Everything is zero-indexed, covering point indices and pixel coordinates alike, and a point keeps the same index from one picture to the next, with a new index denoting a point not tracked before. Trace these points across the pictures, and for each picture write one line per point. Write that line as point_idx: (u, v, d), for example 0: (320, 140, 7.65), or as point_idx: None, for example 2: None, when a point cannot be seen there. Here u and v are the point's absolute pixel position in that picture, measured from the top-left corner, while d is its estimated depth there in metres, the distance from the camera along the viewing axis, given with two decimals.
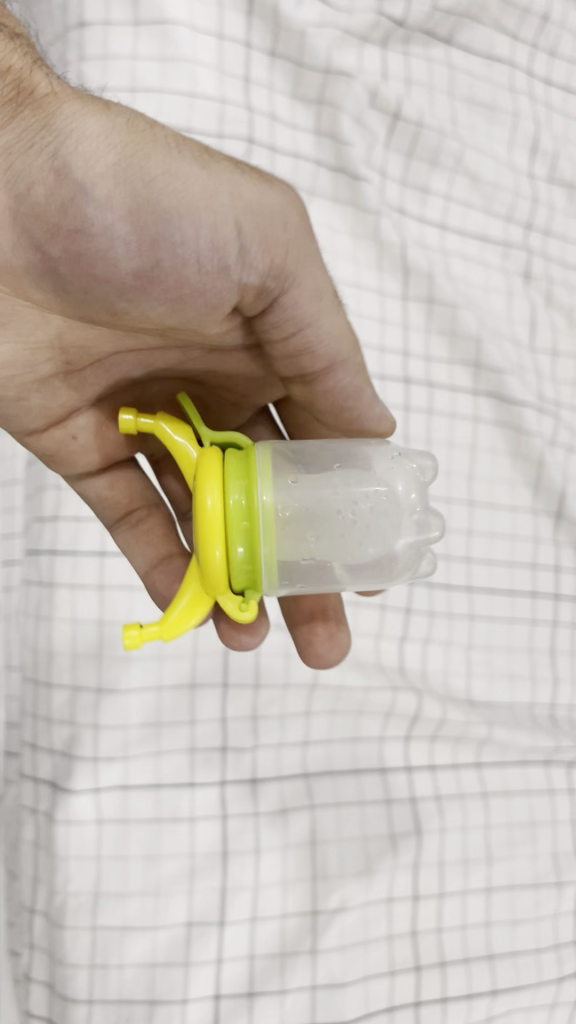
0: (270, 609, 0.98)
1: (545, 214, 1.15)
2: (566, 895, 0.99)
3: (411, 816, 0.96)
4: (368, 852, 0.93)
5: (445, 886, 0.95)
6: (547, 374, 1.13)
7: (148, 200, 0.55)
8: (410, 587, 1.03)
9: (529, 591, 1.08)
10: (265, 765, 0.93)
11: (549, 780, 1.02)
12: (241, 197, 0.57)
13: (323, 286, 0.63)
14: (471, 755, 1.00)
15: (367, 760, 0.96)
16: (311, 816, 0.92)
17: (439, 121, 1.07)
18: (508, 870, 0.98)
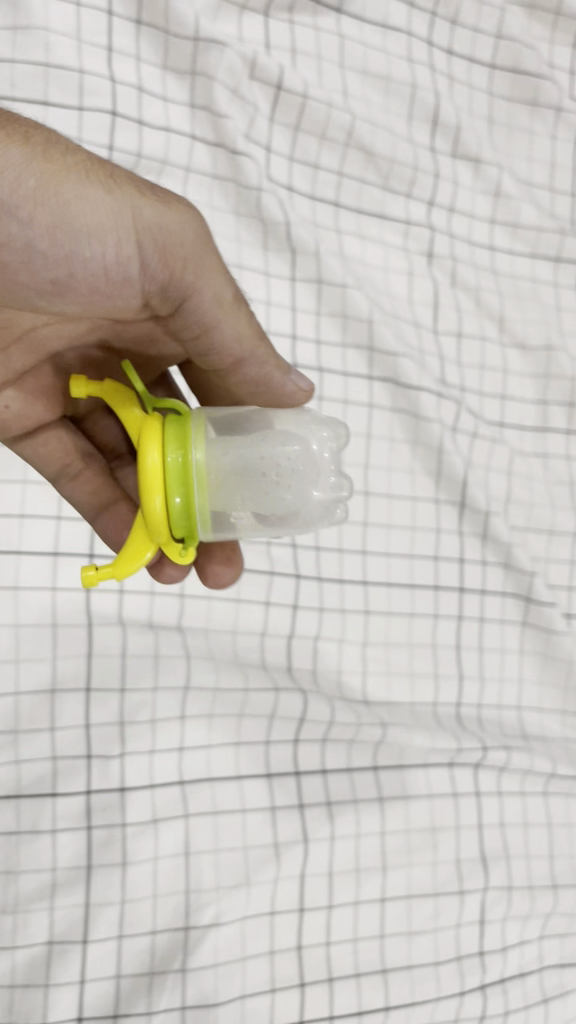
0: (139, 608, 0.91)
1: (448, 191, 1.10)
2: (469, 905, 0.97)
3: (300, 824, 0.91)
4: (247, 863, 0.88)
5: (333, 897, 0.91)
6: (451, 358, 1.09)
7: (62, 224, 0.63)
8: (296, 582, 0.97)
9: (432, 585, 1.04)
10: (135, 774, 0.86)
11: (453, 782, 1.00)
12: (142, 217, 0.64)
13: (223, 290, 0.69)
14: (368, 757, 0.96)
15: (250, 766, 0.91)
16: (185, 825, 0.87)
17: (328, 92, 1.02)
18: (406, 878, 0.95)
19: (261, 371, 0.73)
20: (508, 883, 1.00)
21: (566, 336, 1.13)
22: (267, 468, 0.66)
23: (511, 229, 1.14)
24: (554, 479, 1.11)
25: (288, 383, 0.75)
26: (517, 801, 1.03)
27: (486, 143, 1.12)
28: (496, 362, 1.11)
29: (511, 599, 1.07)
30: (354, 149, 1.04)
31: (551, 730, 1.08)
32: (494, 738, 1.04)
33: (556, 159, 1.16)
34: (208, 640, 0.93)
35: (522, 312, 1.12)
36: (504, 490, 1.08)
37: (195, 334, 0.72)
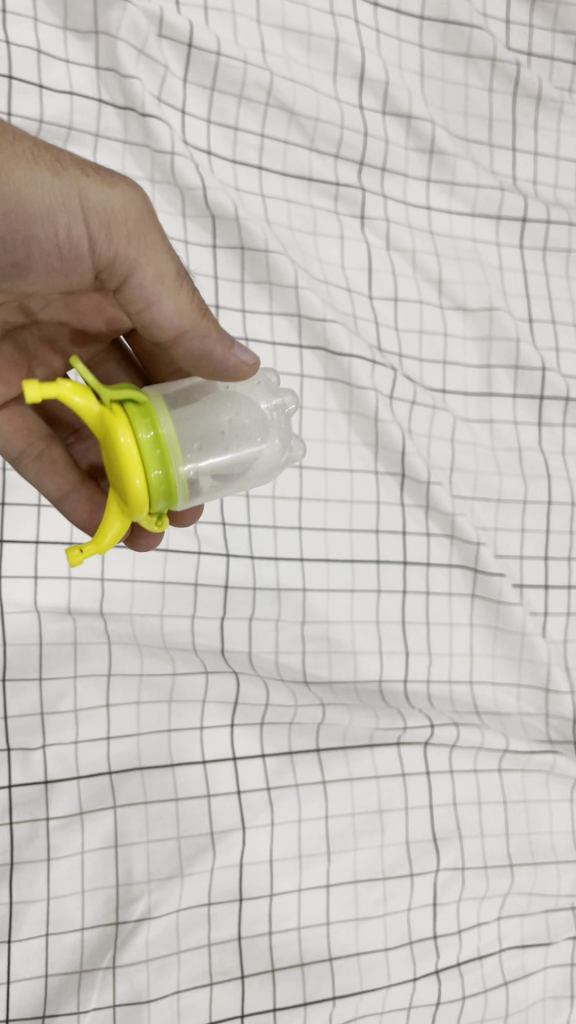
0: (59, 595, 0.86)
1: (380, 150, 1.06)
2: (420, 887, 0.94)
3: (236, 810, 0.89)
4: (181, 854, 0.85)
5: (275, 885, 0.88)
6: (389, 323, 1.05)
7: (13, 207, 0.60)
8: (226, 561, 0.93)
9: (374, 559, 1.00)
10: (58, 765, 0.83)
11: (401, 762, 0.96)
12: (89, 198, 0.61)
13: (165, 266, 0.64)
14: (311, 739, 0.93)
15: (183, 753, 0.87)
16: (114, 817, 0.83)
17: (244, 50, 0.98)
18: (352, 863, 0.92)
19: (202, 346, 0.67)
20: (462, 864, 0.97)
21: (506, 297, 1.10)
22: (222, 426, 0.65)
23: (448, 188, 1.10)
24: (501, 445, 1.08)
25: (235, 357, 0.67)
26: (470, 779, 1.00)
27: (416, 99, 1.08)
28: (436, 326, 1.07)
29: (458, 571, 1.04)
30: (274, 108, 1.00)
31: (506, 704, 1.05)
32: (442, 714, 1.01)
33: (493, 114, 1.13)
34: (132, 625, 0.88)
35: (462, 273, 1.08)
36: (448, 458, 1.05)
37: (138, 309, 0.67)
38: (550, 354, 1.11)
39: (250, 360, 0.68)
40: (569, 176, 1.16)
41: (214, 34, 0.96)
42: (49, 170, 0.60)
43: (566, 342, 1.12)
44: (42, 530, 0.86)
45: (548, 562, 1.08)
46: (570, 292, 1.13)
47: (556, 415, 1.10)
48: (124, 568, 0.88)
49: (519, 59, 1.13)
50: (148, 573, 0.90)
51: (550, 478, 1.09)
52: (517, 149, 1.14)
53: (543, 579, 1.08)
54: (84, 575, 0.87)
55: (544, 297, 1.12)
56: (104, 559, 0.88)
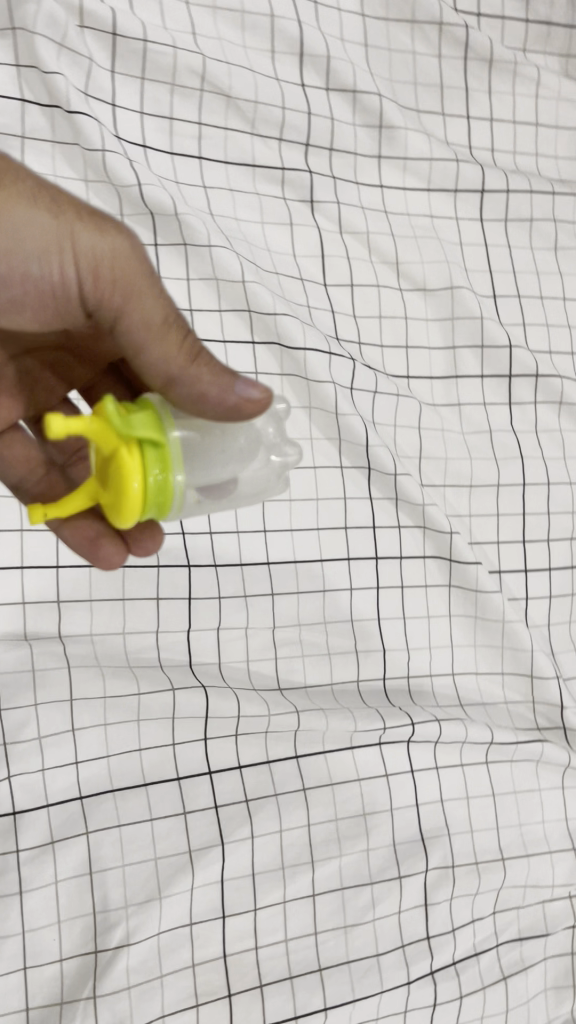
0: (17, 620, 0.84)
1: (326, 128, 1.02)
2: (410, 889, 0.92)
3: (214, 826, 0.87)
4: (158, 875, 0.83)
5: (260, 899, 0.86)
6: (346, 310, 1.01)
7: (2, 245, 0.57)
8: (188, 572, 0.90)
9: (344, 556, 0.97)
10: (26, 794, 0.81)
11: (383, 762, 0.95)
12: (80, 239, 0.57)
13: (157, 314, 0.58)
14: (289, 747, 0.91)
15: (154, 771, 0.86)
16: (87, 843, 0.82)
17: (173, 35, 0.93)
18: (338, 870, 0.90)
19: (191, 395, 0.58)
20: (452, 862, 0.95)
21: (468, 274, 1.06)
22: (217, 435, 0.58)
23: (401, 164, 1.06)
24: (471, 428, 1.05)
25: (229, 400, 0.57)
26: (457, 773, 0.98)
27: (360, 72, 1.04)
28: (396, 309, 1.03)
29: (433, 561, 1.01)
30: (209, 94, 0.96)
31: (491, 693, 1.03)
32: (424, 710, 0.98)
33: (444, 81, 1.08)
34: (93, 647, 0.86)
35: (420, 253, 1.05)
36: (416, 446, 1.02)
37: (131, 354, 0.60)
38: (517, 330, 1.07)
39: (260, 391, 0.57)
40: (527, 141, 1.12)
41: (139, 20, 0.91)
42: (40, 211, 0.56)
43: (533, 316, 1.08)
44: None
45: (526, 545, 1.05)
46: (534, 264, 1.09)
47: (527, 393, 1.06)
48: (80, 589, 0.86)
49: (468, 22, 1.08)
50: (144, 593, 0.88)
51: (523, 459, 1.05)
52: (471, 117, 1.09)
53: (522, 563, 1.05)
54: (39, 598, 0.84)
55: (508, 271, 1.08)
56: (58, 582, 0.85)
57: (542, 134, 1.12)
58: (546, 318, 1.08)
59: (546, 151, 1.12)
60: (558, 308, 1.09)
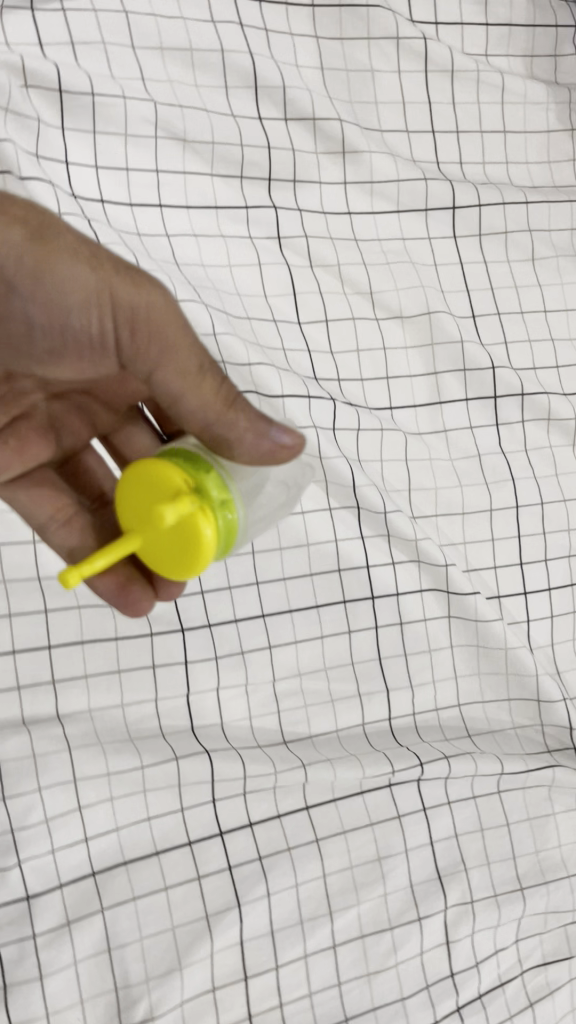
0: (15, 705, 0.82)
1: (288, 161, 0.99)
2: (430, 929, 0.92)
3: (229, 888, 0.86)
4: (178, 944, 0.83)
5: (280, 956, 0.86)
6: (323, 347, 0.99)
7: (53, 298, 0.60)
8: (181, 635, 0.89)
9: (340, 600, 0.96)
10: (38, 877, 0.80)
11: (395, 804, 0.94)
12: (118, 296, 0.59)
13: (191, 366, 0.60)
14: (298, 799, 0.90)
15: (165, 838, 0.86)
16: (103, 919, 0.82)
17: (122, 85, 0.91)
18: (357, 917, 0.90)
19: (226, 438, 0.61)
20: (471, 897, 0.95)
21: (445, 295, 1.04)
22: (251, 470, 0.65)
23: (368, 188, 1.03)
24: (459, 454, 1.03)
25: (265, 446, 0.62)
26: (469, 807, 0.97)
27: (319, 96, 1.00)
28: (373, 341, 1.01)
29: (431, 594, 0.99)
30: (164, 140, 0.94)
31: (498, 720, 1.02)
32: (431, 748, 0.97)
33: (406, 97, 1.05)
34: (93, 724, 0.84)
35: (394, 280, 1.02)
36: (404, 480, 1.00)
37: (165, 401, 0.63)
38: (499, 349, 1.04)
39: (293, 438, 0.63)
40: (497, 149, 1.08)
41: (85, 73, 0.89)
42: (85, 266, 0.59)
43: (515, 333, 1.05)
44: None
45: (524, 568, 1.04)
46: (512, 277, 1.06)
47: (513, 413, 1.04)
48: (75, 667, 0.84)
49: (426, 33, 1.04)
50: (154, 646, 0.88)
51: (514, 481, 1.04)
52: (437, 131, 1.06)
53: (521, 587, 1.03)
54: (34, 682, 0.83)
55: (485, 288, 1.05)
56: (52, 663, 0.83)
57: (512, 140, 1.09)
58: (528, 333, 1.06)
59: (518, 157, 1.09)
60: (539, 321, 1.06)
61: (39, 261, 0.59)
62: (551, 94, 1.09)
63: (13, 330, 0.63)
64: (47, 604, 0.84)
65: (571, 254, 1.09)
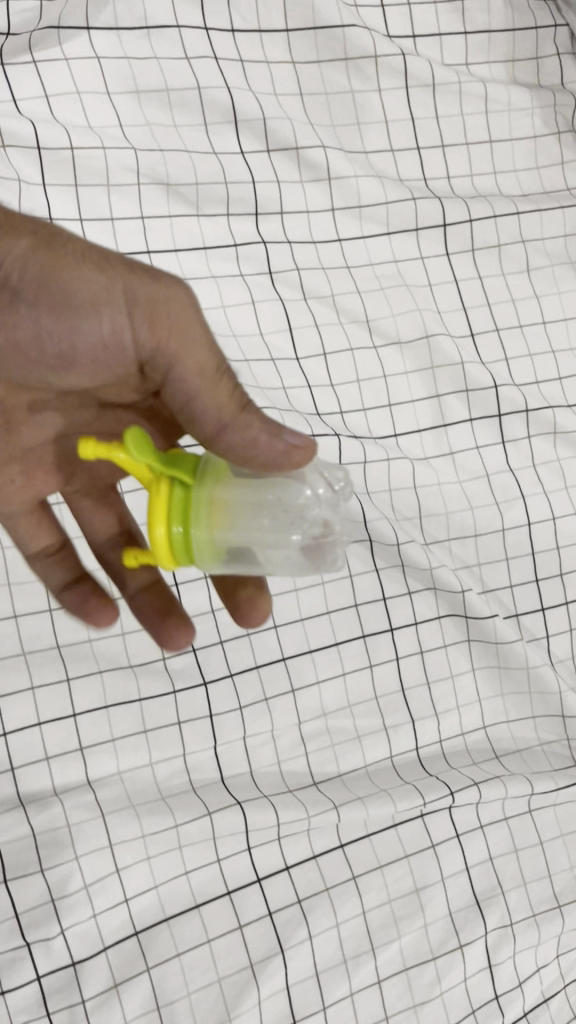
0: (47, 775, 0.83)
1: (274, 193, 0.98)
2: (472, 955, 0.92)
3: (272, 934, 0.87)
4: (225, 995, 0.83)
5: (327, 996, 0.87)
6: (323, 381, 0.98)
7: (65, 303, 0.61)
8: (205, 688, 0.89)
9: (359, 635, 0.96)
10: (82, 942, 0.81)
11: (428, 833, 0.95)
12: (134, 290, 0.60)
13: (207, 361, 0.61)
14: (333, 837, 0.91)
15: (205, 890, 0.86)
16: (150, 979, 0.82)
17: (100, 138, 0.90)
18: (398, 951, 0.91)
19: (242, 439, 0.59)
20: (510, 920, 0.95)
21: (441, 316, 1.03)
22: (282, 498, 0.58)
23: (357, 212, 1.01)
24: (467, 476, 1.02)
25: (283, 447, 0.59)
26: (502, 829, 0.98)
27: (300, 124, 0.99)
28: (373, 370, 1.00)
29: (449, 620, 0.99)
30: (147, 185, 0.93)
31: (525, 738, 1.01)
32: (460, 774, 0.96)
33: (388, 115, 1.02)
34: (124, 786, 0.85)
35: (389, 305, 1.01)
36: (414, 507, 0.99)
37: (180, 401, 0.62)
38: (501, 366, 1.03)
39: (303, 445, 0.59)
40: (484, 160, 1.06)
41: (62, 127, 0.89)
42: (96, 268, 0.61)
43: (514, 348, 1.04)
44: (7, 720, 0.82)
45: (541, 584, 1.02)
46: (508, 291, 1.05)
47: (519, 429, 1.03)
48: (101, 732, 0.85)
49: (404, 47, 1.02)
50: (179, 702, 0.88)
51: (524, 497, 1.02)
52: (421, 147, 1.04)
53: (539, 603, 1.02)
54: (64, 750, 0.84)
55: (482, 304, 1.04)
56: (78, 730, 0.84)
57: (499, 149, 1.06)
58: (528, 347, 1.04)
59: (506, 165, 1.07)
60: (538, 333, 1.05)
61: (49, 269, 0.61)
62: (537, 97, 1.07)
63: (23, 345, 0.63)
64: (69, 673, 0.85)
65: (567, 261, 1.07)
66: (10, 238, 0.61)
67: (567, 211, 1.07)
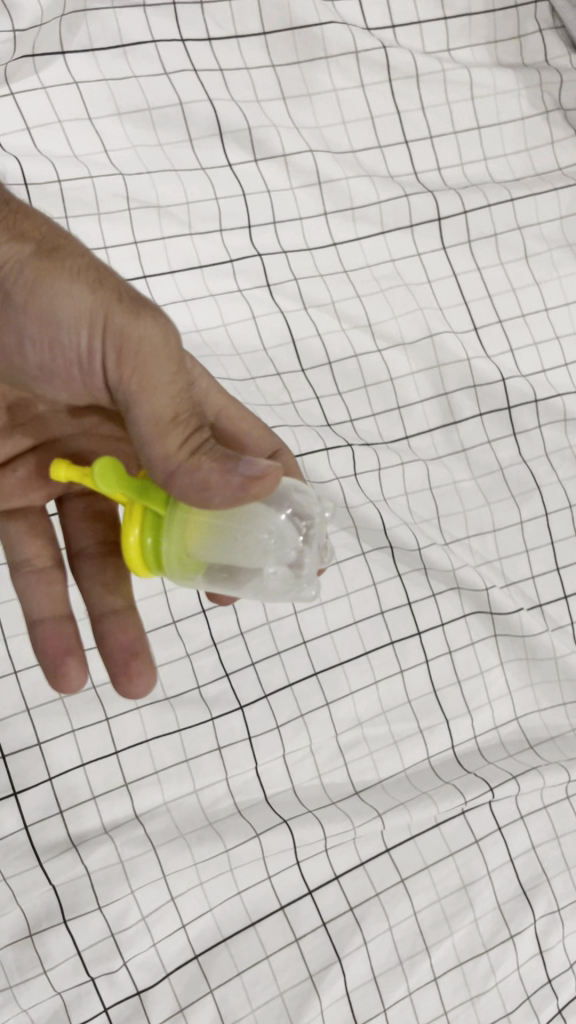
0: (95, 813, 0.84)
1: (266, 204, 0.97)
2: (524, 943, 0.92)
3: (328, 944, 0.87)
4: (288, 1008, 0.84)
5: (386, 999, 0.87)
6: (330, 391, 0.99)
7: (47, 313, 0.59)
8: (241, 713, 0.90)
9: (388, 641, 0.96)
10: (145, 971, 0.82)
11: (471, 829, 0.94)
12: (113, 316, 0.58)
13: (167, 408, 0.57)
14: (379, 843, 0.91)
15: (259, 907, 0.86)
16: (214, 999, 0.82)
17: (87, 167, 0.89)
18: (451, 946, 0.90)
19: (194, 487, 0.54)
20: (557, 905, 0.94)
21: (444, 313, 1.02)
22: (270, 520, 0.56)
23: (350, 214, 1.00)
24: (481, 472, 1.02)
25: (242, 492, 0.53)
26: (542, 818, 0.97)
27: (286, 130, 0.97)
28: (380, 375, 1.00)
29: (474, 617, 0.99)
30: (139, 209, 0.92)
31: (557, 725, 0.99)
32: (498, 769, 0.96)
33: (374, 110, 1.00)
34: (171, 817, 0.86)
35: (391, 306, 1.01)
36: (432, 508, 1.00)
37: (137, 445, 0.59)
38: (507, 358, 1.03)
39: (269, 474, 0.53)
40: (474, 147, 1.04)
41: (48, 160, 0.88)
42: (86, 285, 0.58)
43: (519, 338, 1.04)
44: (52, 765, 0.84)
45: (562, 572, 1.02)
46: (508, 280, 1.04)
47: (530, 419, 1.03)
48: (144, 765, 0.86)
49: (384, 39, 0.99)
50: (216, 729, 0.89)
51: (540, 488, 1.02)
52: (410, 140, 1.02)
53: (562, 591, 1.02)
54: (108, 788, 0.85)
55: (484, 296, 1.04)
56: (121, 766, 0.85)
57: (488, 134, 1.05)
58: (533, 336, 1.04)
59: (496, 151, 1.05)
60: (542, 321, 1.05)
61: (40, 276, 0.59)
62: (522, 78, 1.04)
63: (6, 346, 0.62)
64: (108, 713, 0.86)
65: (564, 245, 1.06)
66: (12, 240, 0.60)
67: (562, 193, 1.05)
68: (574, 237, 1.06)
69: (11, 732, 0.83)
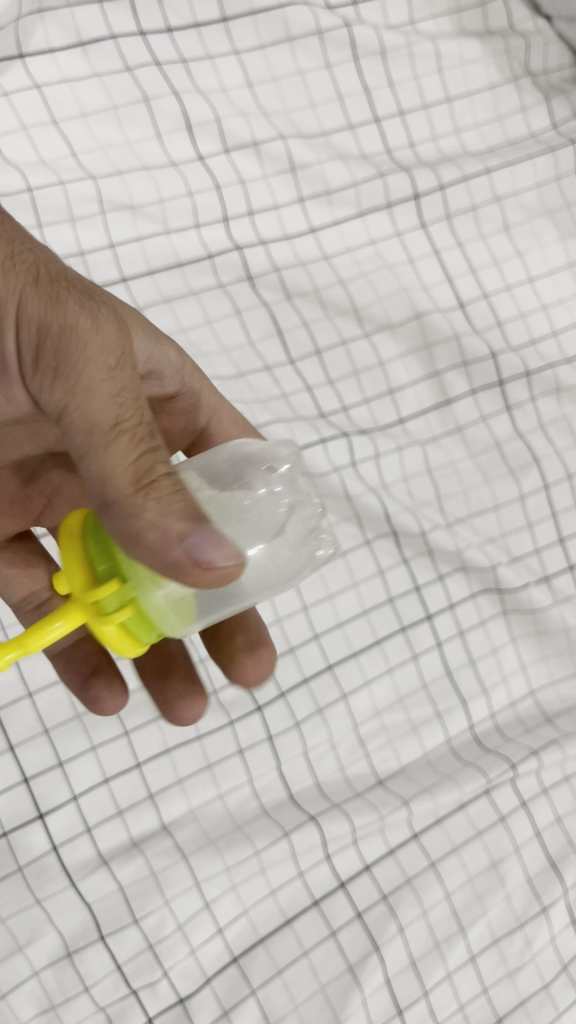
0: (122, 828, 0.83)
1: (240, 195, 0.95)
2: (557, 913, 0.89)
3: (364, 933, 0.84)
4: (332, 1002, 0.81)
5: (426, 982, 0.84)
6: (321, 380, 0.98)
7: None
8: (258, 714, 0.90)
9: (399, 628, 0.96)
10: (186, 978, 0.79)
11: (496, 807, 0.91)
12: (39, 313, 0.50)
13: (103, 417, 0.46)
14: (406, 830, 0.89)
15: (294, 904, 0.84)
16: (257, 1000, 0.79)
17: (58, 174, 0.87)
18: (486, 924, 0.87)
19: (128, 529, 0.44)
20: None
21: (429, 291, 1.03)
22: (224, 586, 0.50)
23: (326, 198, 0.99)
24: (477, 450, 1.02)
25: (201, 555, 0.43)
26: (565, 789, 0.94)
27: (255, 119, 0.95)
28: (369, 359, 0.99)
29: (483, 596, 0.98)
30: (114, 212, 0.90)
31: (572, 696, 0.99)
32: (518, 746, 0.94)
33: (342, 90, 0.99)
34: (199, 824, 0.85)
35: (375, 290, 1.01)
36: (432, 490, 0.99)
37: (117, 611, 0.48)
38: (495, 331, 1.04)
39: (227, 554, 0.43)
40: (444, 120, 1.04)
41: (16, 169, 0.85)
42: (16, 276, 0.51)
43: (506, 310, 1.05)
44: (76, 784, 0.83)
45: (566, 542, 1.02)
46: (491, 253, 1.05)
47: (523, 392, 1.04)
48: (167, 776, 0.85)
49: (347, 14, 0.97)
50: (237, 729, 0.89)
51: (539, 461, 1.03)
52: (380, 118, 1.01)
53: (566, 561, 1.02)
54: (135, 801, 0.84)
55: (468, 272, 1.04)
56: (145, 778, 0.85)
57: (459, 106, 1.04)
58: (520, 307, 1.06)
59: (467, 121, 1.05)
60: (527, 291, 1.06)
61: None
62: (488, 46, 1.03)
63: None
64: (127, 727, 0.85)
65: (543, 212, 1.07)
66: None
67: (537, 160, 1.06)
68: (552, 203, 1.08)
69: (31, 756, 0.82)
